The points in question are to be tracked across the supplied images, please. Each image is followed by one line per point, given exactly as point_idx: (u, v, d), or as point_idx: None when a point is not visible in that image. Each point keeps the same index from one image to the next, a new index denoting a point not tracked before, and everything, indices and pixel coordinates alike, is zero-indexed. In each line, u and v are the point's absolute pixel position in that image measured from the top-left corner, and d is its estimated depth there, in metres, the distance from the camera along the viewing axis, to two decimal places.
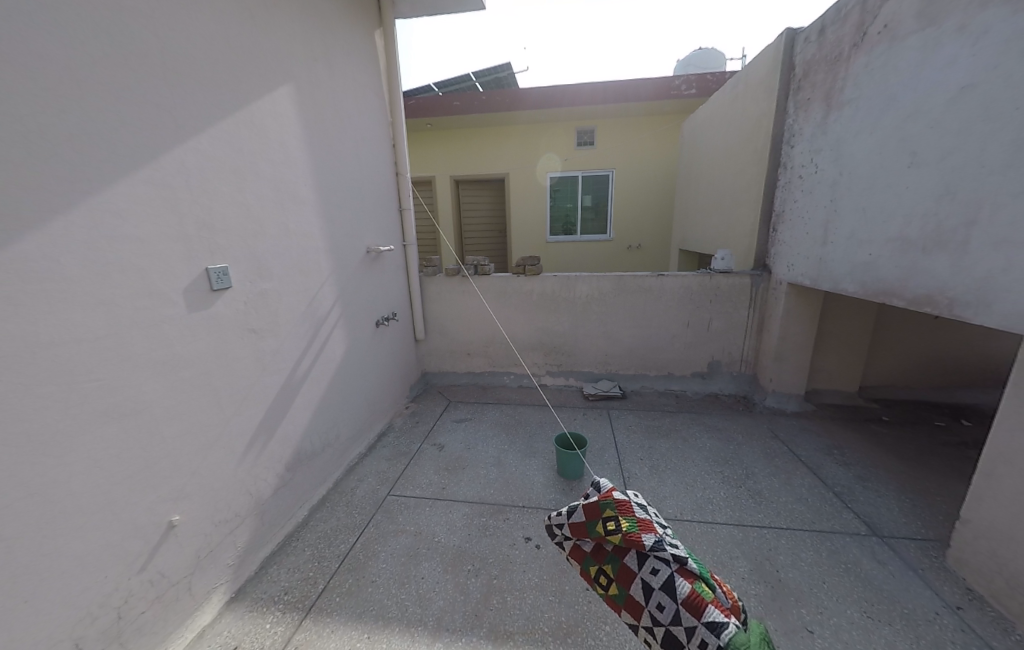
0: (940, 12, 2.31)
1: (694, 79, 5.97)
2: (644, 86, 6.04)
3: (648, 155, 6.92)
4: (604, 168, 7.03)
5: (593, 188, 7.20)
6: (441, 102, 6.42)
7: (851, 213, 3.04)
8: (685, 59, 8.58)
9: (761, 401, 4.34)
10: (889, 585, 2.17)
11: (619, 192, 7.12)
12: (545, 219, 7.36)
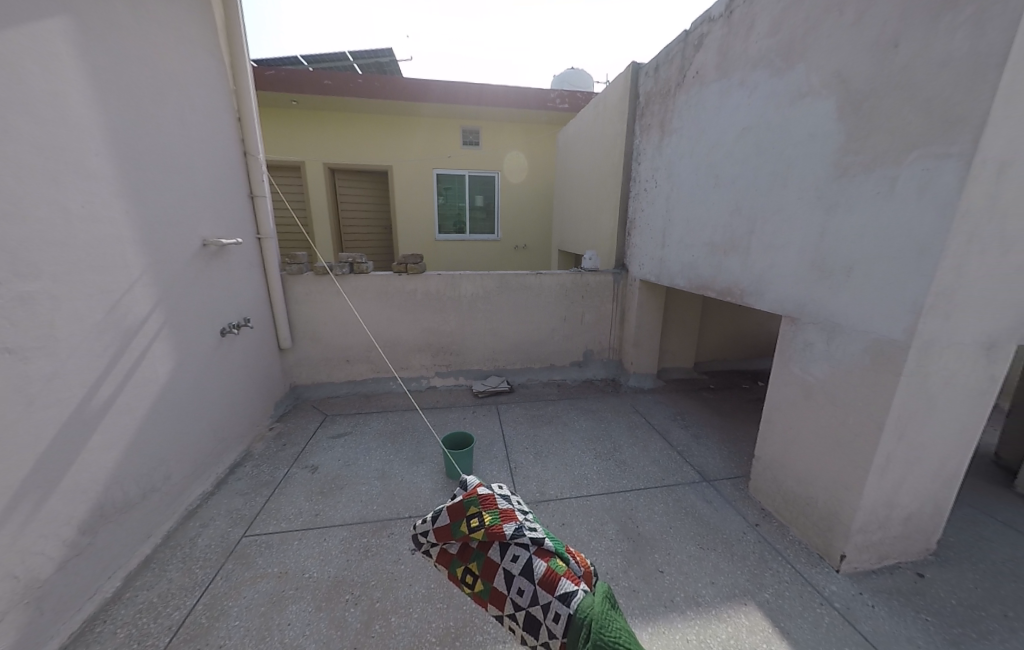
0: (730, 66, 2.94)
1: (566, 94, 6.50)
2: (521, 93, 6.35)
3: (528, 160, 7.29)
4: (489, 169, 7.16)
5: (479, 187, 7.28)
6: (310, 78, 5.75)
7: (679, 222, 3.68)
8: (559, 75, 9.26)
9: (625, 381, 4.98)
10: (714, 519, 2.70)
11: (505, 194, 7.34)
12: (433, 217, 7.20)
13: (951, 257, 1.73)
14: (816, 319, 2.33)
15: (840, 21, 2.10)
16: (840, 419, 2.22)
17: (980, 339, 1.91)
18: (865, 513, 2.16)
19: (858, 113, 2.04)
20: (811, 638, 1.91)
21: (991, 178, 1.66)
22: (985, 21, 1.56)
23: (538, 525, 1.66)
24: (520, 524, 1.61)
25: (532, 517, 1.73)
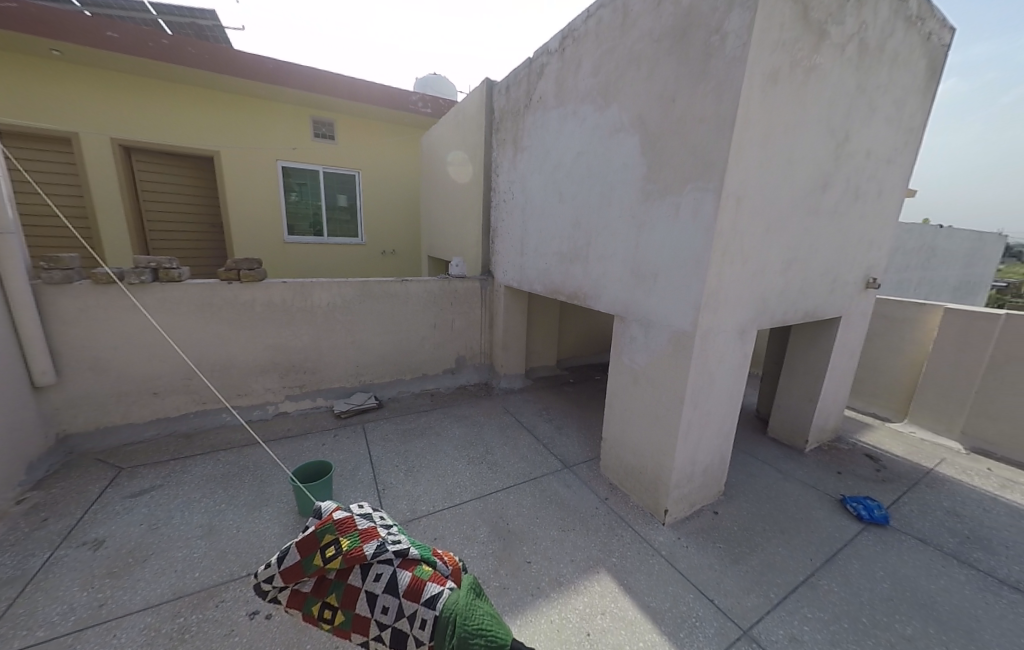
0: (564, 96, 3.32)
1: (428, 98, 6.42)
2: (380, 91, 6.00)
3: (393, 161, 6.93)
4: (350, 167, 6.56)
5: (338, 186, 6.60)
6: (83, 23, 4.39)
7: (533, 232, 3.99)
8: (421, 78, 9.08)
9: (497, 384, 5.14)
10: (573, 501, 2.98)
11: (368, 194, 6.82)
12: (280, 215, 6.26)
13: (715, 266, 2.28)
14: (638, 317, 2.80)
15: (639, 73, 2.57)
16: (658, 399, 2.71)
17: (737, 327, 2.57)
18: (677, 472, 2.68)
19: (653, 149, 2.53)
20: (645, 586, 2.26)
21: (733, 208, 2.24)
22: (722, 91, 2.10)
23: (404, 537, 1.58)
24: (383, 539, 1.50)
25: (398, 531, 1.64)
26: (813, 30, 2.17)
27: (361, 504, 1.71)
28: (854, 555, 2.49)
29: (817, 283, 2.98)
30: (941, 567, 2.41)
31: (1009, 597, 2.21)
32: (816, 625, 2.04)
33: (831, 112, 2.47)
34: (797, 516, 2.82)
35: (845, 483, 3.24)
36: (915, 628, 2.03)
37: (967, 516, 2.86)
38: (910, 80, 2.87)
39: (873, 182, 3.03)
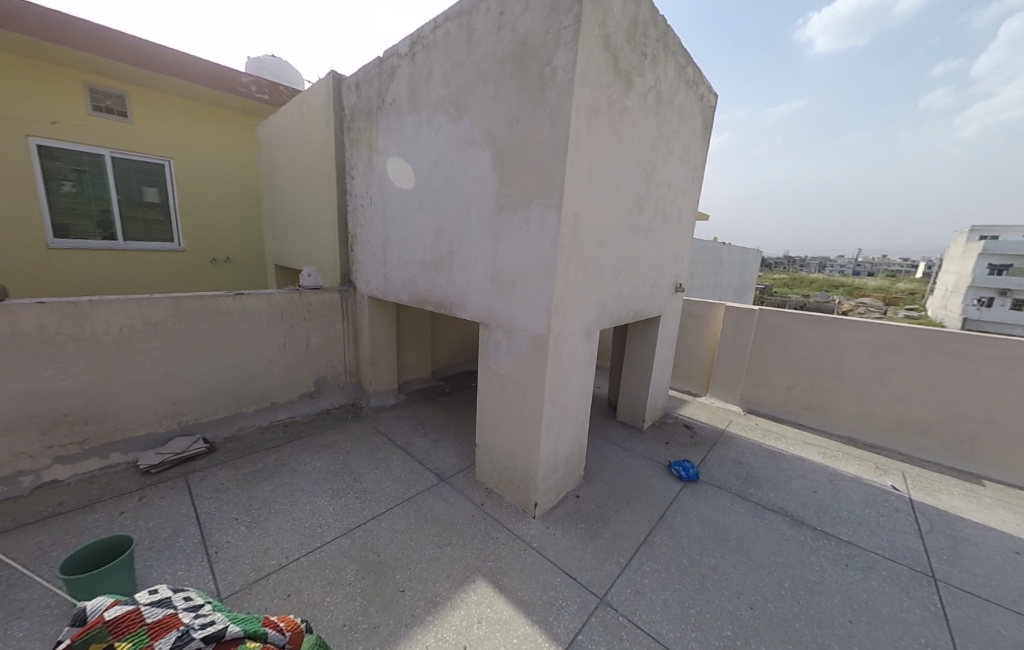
0: (418, 103, 3.28)
1: (265, 83, 5.61)
2: (199, 68, 4.94)
3: (220, 152, 5.80)
4: (155, 154, 5.23)
5: (139, 177, 5.21)
6: None
7: (395, 240, 3.82)
8: (254, 59, 7.87)
9: (366, 403, 4.72)
10: (448, 514, 2.91)
11: (186, 190, 5.55)
12: (40, 212, 4.63)
13: (561, 274, 2.54)
14: (500, 323, 2.92)
15: (487, 92, 2.71)
16: (522, 400, 2.87)
17: (583, 327, 2.90)
18: (543, 466, 2.87)
19: (503, 165, 2.69)
20: (519, 582, 2.34)
21: (572, 223, 2.53)
22: (556, 119, 2.36)
23: (220, 614, 1.47)
24: (188, 624, 1.40)
25: (212, 608, 1.51)
26: (621, 78, 2.62)
27: (161, 592, 1.56)
28: (677, 509, 3.05)
29: (641, 288, 3.60)
30: (731, 505, 3.14)
31: (769, 517, 3.02)
32: (653, 576, 2.42)
33: (640, 148, 3.02)
34: (639, 487, 3.33)
35: (671, 451, 3.96)
36: (717, 557, 2.59)
37: (744, 462, 3.80)
38: (692, 130, 3.73)
39: (674, 207, 3.82)
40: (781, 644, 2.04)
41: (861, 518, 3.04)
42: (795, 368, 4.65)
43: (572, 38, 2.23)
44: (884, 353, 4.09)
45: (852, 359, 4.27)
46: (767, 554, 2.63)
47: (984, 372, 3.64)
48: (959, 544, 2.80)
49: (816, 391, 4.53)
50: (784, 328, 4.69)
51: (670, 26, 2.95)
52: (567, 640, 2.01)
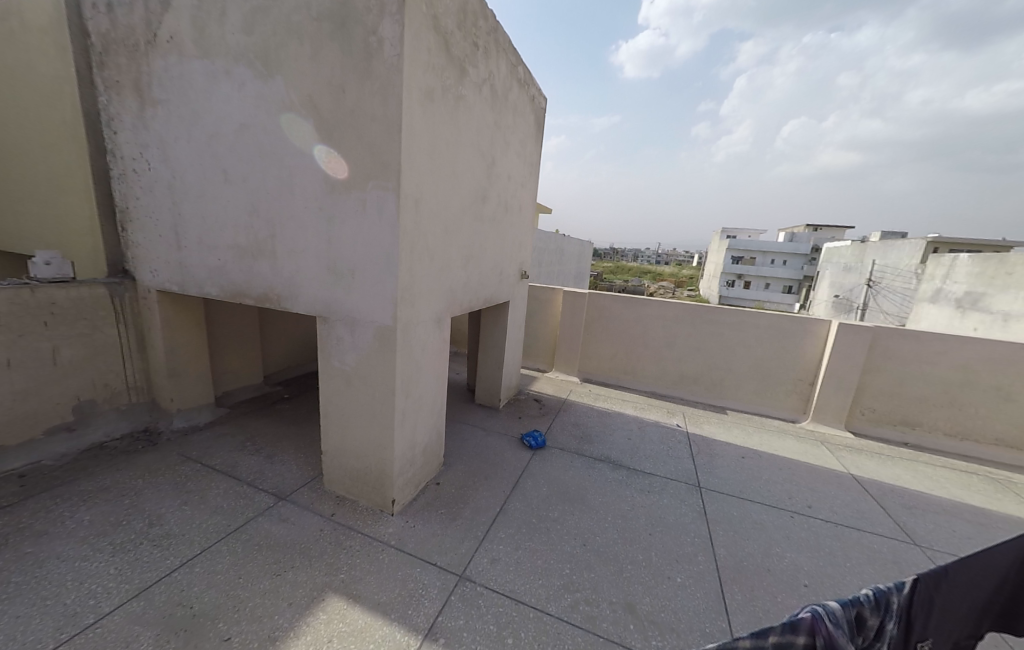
0: (209, 48, 2.64)
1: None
2: None
3: None
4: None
5: None
6: None
7: (191, 218, 3.04)
8: None
9: (166, 426, 3.71)
10: (290, 536, 2.55)
11: None
12: None
13: (404, 261, 2.44)
14: (340, 316, 2.66)
15: (303, 51, 2.36)
16: (372, 396, 2.69)
17: (432, 316, 2.87)
18: (399, 461, 2.77)
19: (331, 138, 2.41)
20: (376, 585, 2.23)
21: (412, 208, 2.44)
22: (386, 94, 2.22)
23: None
24: None
25: None
26: (454, 66, 2.63)
27: None
28: (528, 476, 3.37)
29: (489, 276, 3.76)
30: (571, 462, 3.64)
31: (598, 466, 3.61)
32: (508, 541, 2.63)
33: (479, 139, 3.11)
34: (495, 462, 3.55)
35: (523, 425, 4.34)
36: (560, 509, 2.97)
37: (581, 424, 4.44)
38: (526, 128, 4.03)
39: (515, 198, 4.09)
40: (606, 566, 2.49)
41: (658, 453, 3.92)
42: (615, 341, 5.63)
43: (397, 10, 2.12)
44: (670, 323, 5.30)
45: (651, 330, 5.40)
46: (597, 497, 3.15)
47: (725, 332, 5.08)
48: (713, 458, 3.89)
49: (629, 358, 5.59)
50: (606, 308, 5.60)
51: (498, 23, 3.09)
52: (427, 626, 2.02)
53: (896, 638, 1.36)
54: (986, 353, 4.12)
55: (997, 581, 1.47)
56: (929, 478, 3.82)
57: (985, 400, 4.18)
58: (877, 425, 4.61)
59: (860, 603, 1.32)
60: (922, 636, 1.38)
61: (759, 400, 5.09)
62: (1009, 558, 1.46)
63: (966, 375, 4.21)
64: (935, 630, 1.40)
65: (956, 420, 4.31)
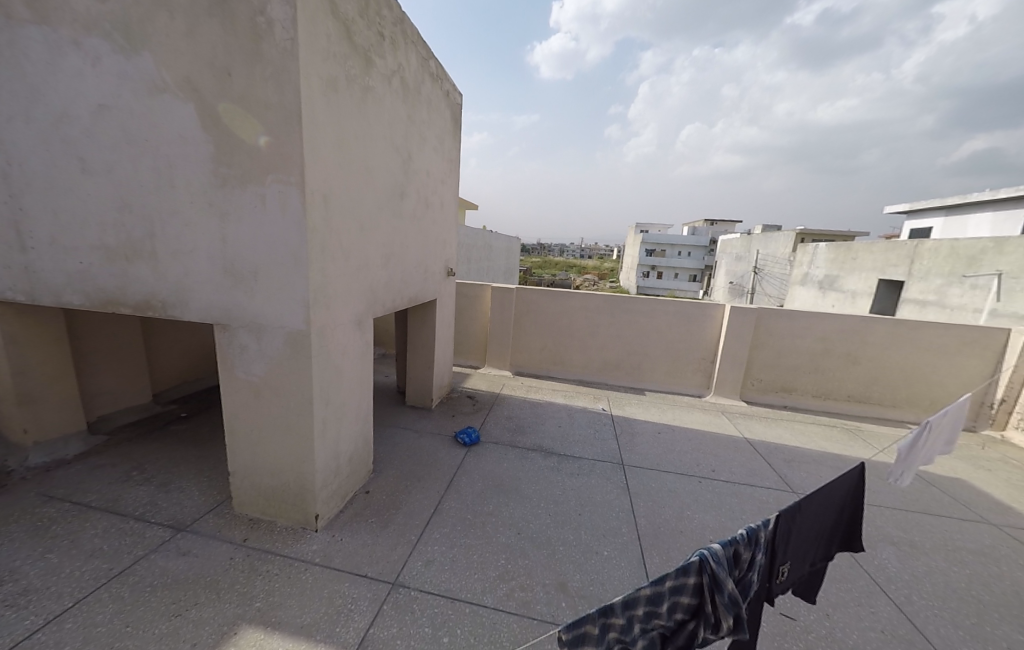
0: (47, 10, 2.20)
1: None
2: None
3: None
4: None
5: None
6: None
7: (37, 214, 2.51)
8: None
9: (19, 463, 3.04)
10: (194, 570, 2.27)
11: None
12: None
13: (316, 261, 2.28)
14: (243, 322, 2.41)
15: (175, 25, 2.08)
16: (286, 407, 2.49)
17: (351, 318, 2.73)
18: (322, 473, 2.60)
19: (218, 125, 2.16)
20: (299, 607, 2.09)
21: (320, 204, 2.29)
22: (282, 80, 2.05)
23: None
24: None
25: None
26: (358, 55, 2.50)
27: None
28: (462, 473, 3.38)
29: (412, 273, 3.66)
30: (504, 454, 3.72)
31: (531, 455, 3.74)
32: (443, 540, 2.62)
33: (392, 133, 3.00)
34: (429, 463, 3.49)
35: (456, 422, 4.32)
36: (495, 502, 3.03)
37: (513, 416, 4.55)
38: (442, 123, 3.97)
39: (435, 195, 4.02)
40: (539, 551, 2.61)
41: (586, 437, 4.18)
42: (543, 333, 5.84)
43: None
44: (592, 314, 5.64)
45: (575, 321, 5.70)
46: (531, 486, 3.27)
47: (640, 320, 5.54)
48: (634, 437, 4.24)
49: (557, 349, 5.84)
50: (532, 302, 5.78)
51: (405, 14, 3.00)
52: (358, 640, 1.94)
53: (763, 565, 1.63)
54: (838, 327, 5.03)
55: (834, 505, 1.83)
56: (802, 434, 4.57)
57: (838, 365, 5.10)
58: (764, 393, 5.40)
59: (736, 541, 1.54)
60: (782, 559, 1.67)
61: (671, 380, 5.64)
62: (841, 487, 1.82)
63: (825, 346, 5.10)
64: (791, 553, 1.71)
65: (820, 384, 5.20)
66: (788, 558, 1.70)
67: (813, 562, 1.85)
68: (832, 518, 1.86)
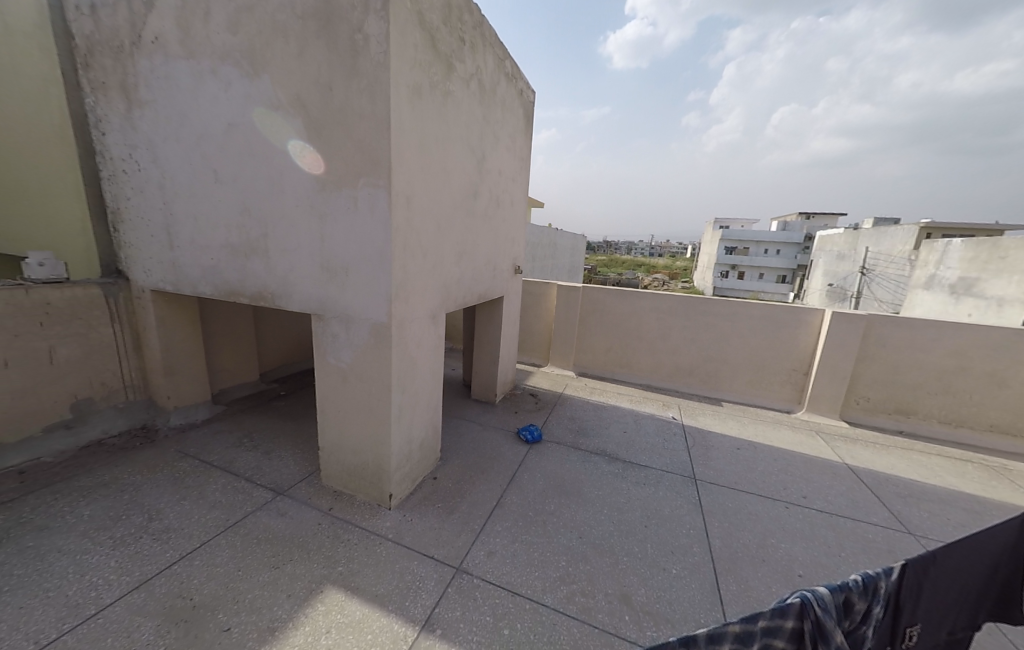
0: (194, 47, 2.63)
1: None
2: None
3: None
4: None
5: None
6: None
7: (183, 218, 3.02)
8: None
9: (163, 423, 3.70)
10: (289, 530, 2.58)
11: None
12: None
13: (398, 259, 2.45)
14: (335, 313, 2.67)
15: (289, 49, 2.36)
16: (368, 392, 2.71)
17: (426, 312, 2.88)
18: (396, 456, 2.80)
19: (321, 136, 2.41)
20: (374, 577, 2.27)
21: (403, 205, 2.44)
22: (374, 91, 2.22)
23: None
24: None
25: None
26: (441, 61, 2.62)
27: None
28: (524, 470, 3.41)
29: (483, 271, 3.77)
30: (567, 456, 3.68)
31: (594, 459, 3.66)
32: (504, 534, 2.67)
33: (468, 134, 3.10)
34: (492, 456, 3.59)
35: (519, 419, 4.38)
36: (557, 502, 3.02)
37: (576, 417, 4.48)
38: (514, 122, 4.02)
39: (506, 193, 4.08)
40: (602, 558, 2.54)
41: (654, 445, 3.98)
42: (610, 334, 5.66)
43: (382, 7, 2.11)
44: (664, 315, 5.34)
45: (646, 322, 5.44)
46: (594, 490, 3.20)
47: (719, 324, 5.13)
48: (709, 450, 3.94)
49: (625, 351, 5.63)
50: (600, 301, 5.63)
51: (484, 17, 3.08)
52: (424, 617, 2.06)
53: (884, 621, 1.41)
54: (977, 341, 4.19)
55: (984, 562, 1.52)
56: (923, 466, 3.89)
57: (975, 386, 4.25)
58: (871, 414, 4.69)
59: (847, 588, 1.36)
60: (909, 618, 1.44)
61: (754, 390, 5.14)
62: (997, 542, 1.50)
63: (958, 362, 4.28)
64: (922, 612, 1.46)
65: (948, 407, 4.38)
66: (918, 618, 1.46)
67: (953, 629, 1.57)
68: (982, 578, 1.55)
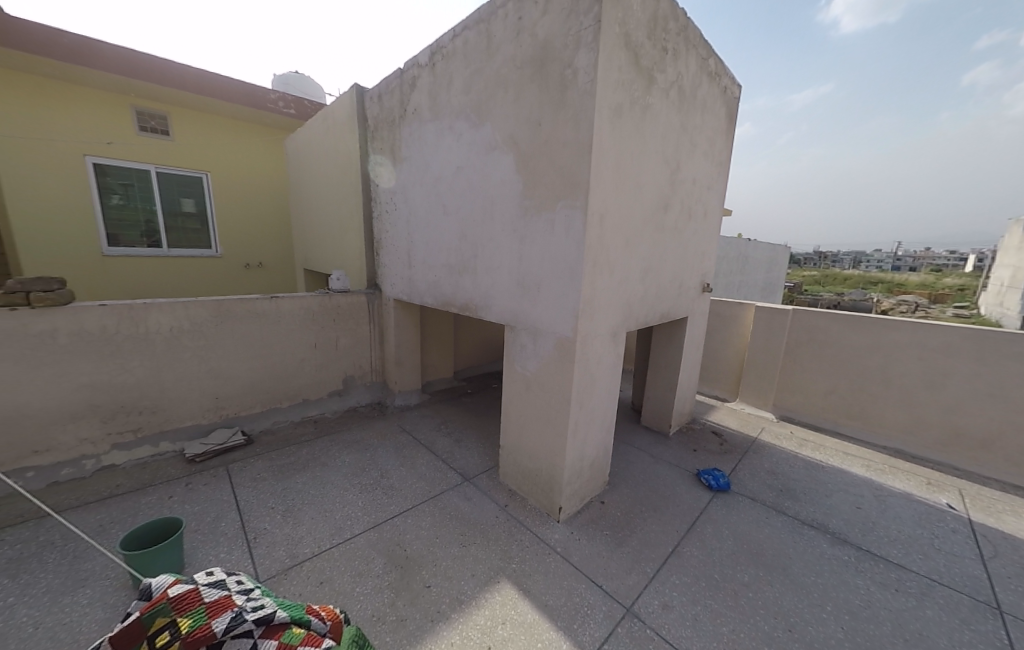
0: (439, 110, 3.35)
1: (292, 99, 6.07)
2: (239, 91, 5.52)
3: (248, 164, 6.25)
4: (194, 168, 5.74)
5: (182, 189, 5.74)
6: None
7: (419, 244, 3.87)
8: (280, 75, 8.24)
9: (393, 402, 4.77)
10: (473, 514, 2.92)
11: (222, 199, 6.04)
12: (98, 220, 5.22)
13: (587, 276, 2.50)
14: (525, 326, 2.92)
15: (507, 96, 2.74)
16: (548, 402, 2.84)
17: (609, 329, 2.85)
18: (569, 470, 2.83)
19: (527, 167, 2.69)
20: (544, 586, 2.33)
21: (596, 224, 2.49)
22: (578, 119, 2.36)
23: (269, 600, 1.48)
24: (241, 606, 1.41)
25: (261, 593, 1.53)
26: (643, 77, 2.58)
27: (210, 573, 1.51)
28: (707, 521, 2.94)
29: (668, 289, 3.50)
30: (766, 518, 3.01)
31: (807, 533, 2.87)
32: (683, 589, 2.35)
33: (664, 145, 2.96)
34: (667, 495, 3.24)
35: (700, 458, 3.84)
36: (752, 573, 2.48)
37: (780, 472, 3.63)
38: (715, 124, 3.62)
39: (699, 204, 3.70)
40: None
41: (912, 539, 2.84)
42: (834, 372, 4.40)
43: (592, 39, 2.23)
44: (933, 355, 3.83)
45: (897, 362, 4.01)
46: (808, 574, 2.50)
47: None
48: None
49: (859, 397, 4.27)
50: (820, 329, 4.45)
51: (690, 19, 2.90)
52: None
53: None
54: None
55: None
56: None
57: None
58: None
59: None
60: None
61: None
62: None
63: None
64: None
65: None
66: None
67: None
68: None
